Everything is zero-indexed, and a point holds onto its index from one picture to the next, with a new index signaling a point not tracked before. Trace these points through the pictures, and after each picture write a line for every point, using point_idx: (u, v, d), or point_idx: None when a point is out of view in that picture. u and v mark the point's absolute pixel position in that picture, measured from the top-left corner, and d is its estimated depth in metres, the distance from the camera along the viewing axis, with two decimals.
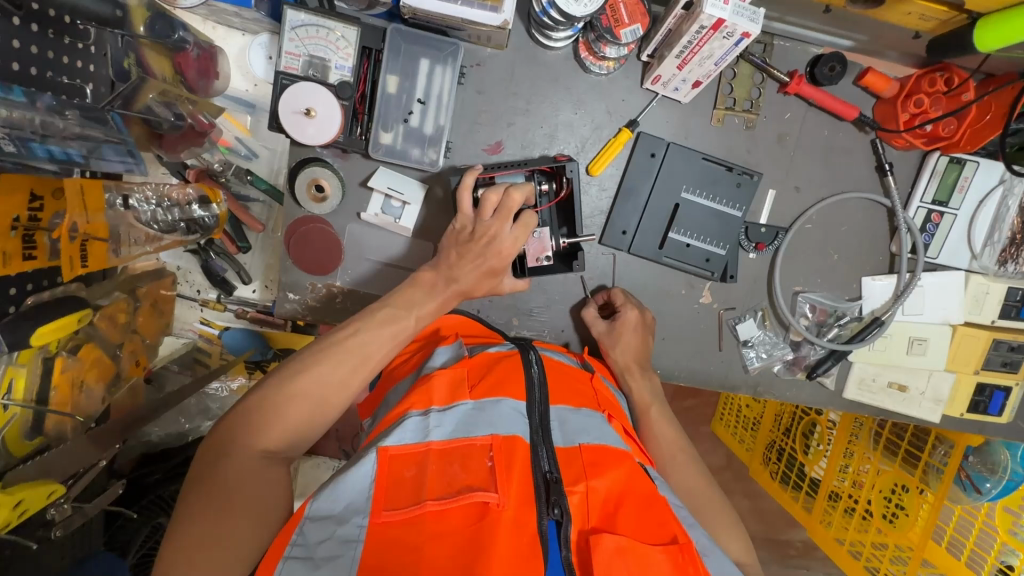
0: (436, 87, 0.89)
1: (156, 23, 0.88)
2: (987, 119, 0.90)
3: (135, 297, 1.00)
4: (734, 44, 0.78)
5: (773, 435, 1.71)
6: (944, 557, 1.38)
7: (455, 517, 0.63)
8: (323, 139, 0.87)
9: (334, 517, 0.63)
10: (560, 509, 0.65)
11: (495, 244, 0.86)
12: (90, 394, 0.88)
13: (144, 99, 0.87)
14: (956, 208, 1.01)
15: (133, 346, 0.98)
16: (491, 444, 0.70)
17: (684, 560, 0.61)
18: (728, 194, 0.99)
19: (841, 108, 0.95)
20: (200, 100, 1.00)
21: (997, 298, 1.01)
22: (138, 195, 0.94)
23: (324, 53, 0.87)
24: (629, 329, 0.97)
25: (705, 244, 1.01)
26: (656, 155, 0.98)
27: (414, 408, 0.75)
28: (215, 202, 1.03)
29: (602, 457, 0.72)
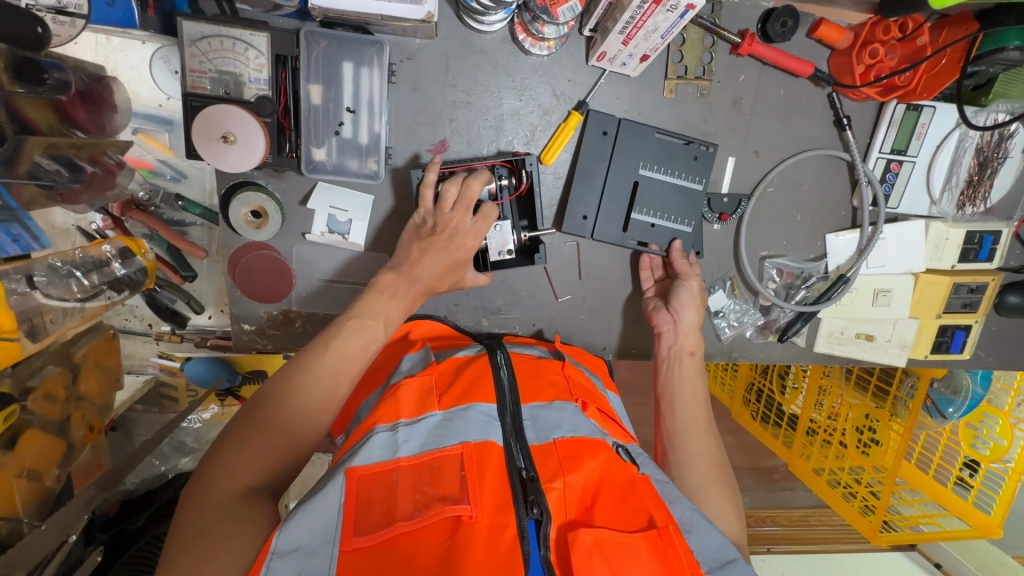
0: (365, 91, 0.82)
1: (22, 69, 0.73)
2: (943, 63, 0.87)
3: (72, 364, 0.91)
4: (680, 16, 0.73)
5: (752, 376, 1.78)
6: (917, 475, 1.50)
7: (430, 534, 0.60)
8: (250, 164, 0.80)
9: (303, 549, 0.58)
10: (538, 508, 0.63)
11: (457, 238, 0.83)
12: (46, 478, 0.84)
13: (30, 158, 0.76)
14: (914, 155, 0.99)
15: (83, 412, 0.93)
16: (461, 454, 0.68)
17: (663, 544, 0.61)
18: (687, 167, 0.96)
19: (797, 65, 0.90)
20: (98, 139, 0.90)
21: (956, 244, 1.02)
22: (49, 264, 0.84)
23: (234, 66, 0.78)
24: (694, 297, 0.96)
25: (671, 223, 0.98)
26: (608, 134, 0.93)
27: (381, 422, 0.73)
28: (138, 253, 0.93)
29: (578, 449, 0.71)
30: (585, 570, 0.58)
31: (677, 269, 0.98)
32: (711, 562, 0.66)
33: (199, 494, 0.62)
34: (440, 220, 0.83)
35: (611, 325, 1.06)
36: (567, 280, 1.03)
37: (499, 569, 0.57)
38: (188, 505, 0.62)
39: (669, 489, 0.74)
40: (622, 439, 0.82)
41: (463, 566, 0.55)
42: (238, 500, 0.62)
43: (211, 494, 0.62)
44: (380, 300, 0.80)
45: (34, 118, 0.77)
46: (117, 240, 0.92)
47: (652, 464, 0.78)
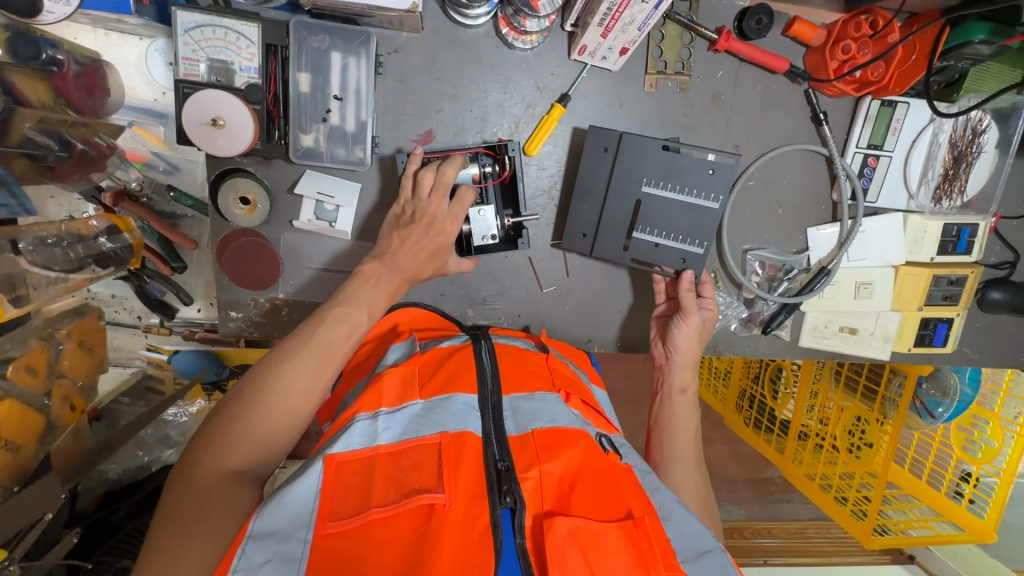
0: (352, 80, 0.84)
1: (18, 44, 0.78)
2: (913, 58, 0.90)
3: (56, 340, 0.92)
4: (655, 7, 0.76)
5: (744, 383, 1.77)
6: (910, 479, 1.49)
7: (403, 522, 0.57)
8: (239, 148, 0.82)
9: (277, 534, 0.55)
10: (512, 497, 0.59)
11: (436, 226, 0.84)
12: (23, 450, 0.84)
13: (20, 129, 0.79)
14: (890, 150, 1.02)
15: (66, 391, 0.93)
16: (440, 443, 0.65)
17: (639, 535, 0.58)
18: (699, 182, 0.93)
19: (771, 61, 0.94)
20: (91, 122, 0.93)
21: (935, 236, 1.04)
22: (30, 237, 0.87)
23: (225, 55, 0.81)
24: (694, 333, 0.97)
25: (678, 243, 0.96)
26: (609, 149, 0.93)
27: (362, 411, 0.70)
28: (125, 231, 0.99)
29: (555, 439, 0.67)
30: (559, 559, 0.55)
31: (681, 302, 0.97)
32: (688, 551, 0.63)
33: (184, 482, 0.61)
34: (419, 208, 0.85)
35: (597, 317, 1.07)
36: (552, 271, 1.04)
37: (470, 560, 0.53)
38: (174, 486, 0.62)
39: (650, 479, 0.73)
40: (605, 429, 0.79)
41: (433, 555, 0.53)
42: (223, 482, 0.62)
43: (197, 481, 0.62)
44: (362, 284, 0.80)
45: (27, 94, 0.80)
46: (104, 218, 0.97)
47: (634, 456, 0.77)
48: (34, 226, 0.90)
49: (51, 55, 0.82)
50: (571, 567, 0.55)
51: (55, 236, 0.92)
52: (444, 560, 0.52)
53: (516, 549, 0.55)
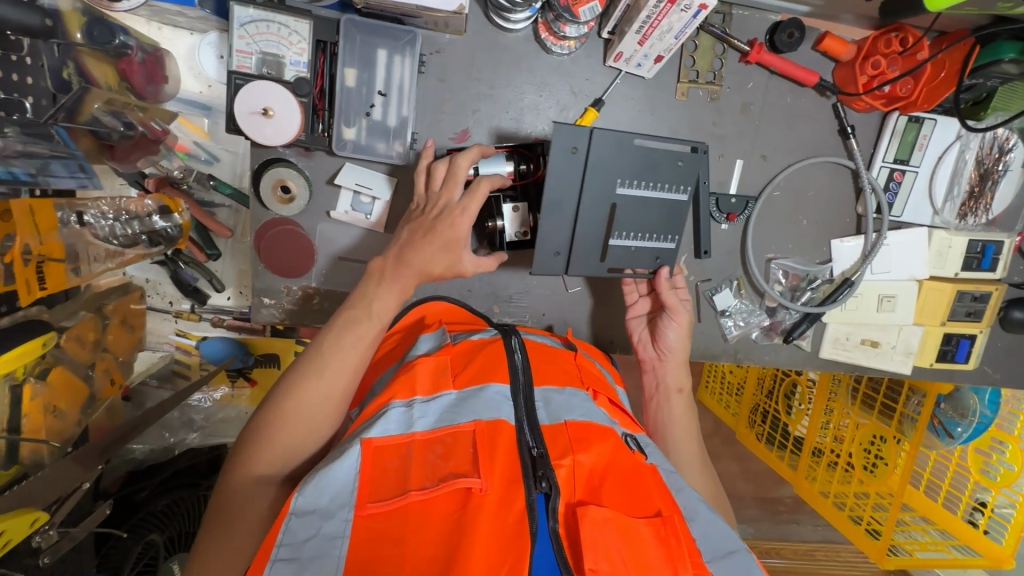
0: (396, 77, 0.88)
1: (94, 30, 0.82)
2: (942, 76, 0.92)
3: (103, 314, 0.95)
4: (693, 16, 0.78)
5: (757, 399, 1.74)
6: (925, 502, 1.45)
7: (440, 505, 0.59)
8: (283, 138, 0.85)
9: (319, 512, 0.59)
10: (547, 483, 0.60)
11: (445, 217, 0.81)
12: (67, 418, 0.85)
13: (89, 109, 0.82)
14: (916, 165, 1.03)
15: (106, 364, 0.96)
16: (474, 431, 0.66)
17: (667, 532, 0.59)
18: (671, 176, 0.89)
19: (802, 74, 0.96)
20: (148, 106, 0.96)
21: (959, 252, 1.05)
22: (92, 211, 0.94)
23: (277, 49, 0.84)
24: (683, 329, 0.98)
25: (653, 241, 0.93)
26: (579, 149, 0.85)
27: (397, 398, 0.71)
28: (176, 211, 1.01)
29: (587, 433, 0.68)
30: (592, 546, 0.56)
31: (665, 300, 0.97)
32: (713, 551, 0.63)
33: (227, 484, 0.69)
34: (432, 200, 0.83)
35: (619, 319, 1.09)
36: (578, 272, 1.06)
37: (505, 547, 0.55)
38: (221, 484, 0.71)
39: (676, 479, 0.73)
40: (629, 428, 0.79)
41: (470, 539, 0.54)
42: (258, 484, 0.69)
43: (236, 483, 0.69)
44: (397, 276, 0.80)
45: (96, 74, 0.83)
46: (159, 197, 0.99)
47: (659, 454, 0.77)
48: (92, 201, 0.94)
49: (123, 41, 0.86)
50: (605, 555, 0.56)
51: (110, 213, 0.96)
52: (481, 544, 0.54)
53: (550, 535, 0.56)
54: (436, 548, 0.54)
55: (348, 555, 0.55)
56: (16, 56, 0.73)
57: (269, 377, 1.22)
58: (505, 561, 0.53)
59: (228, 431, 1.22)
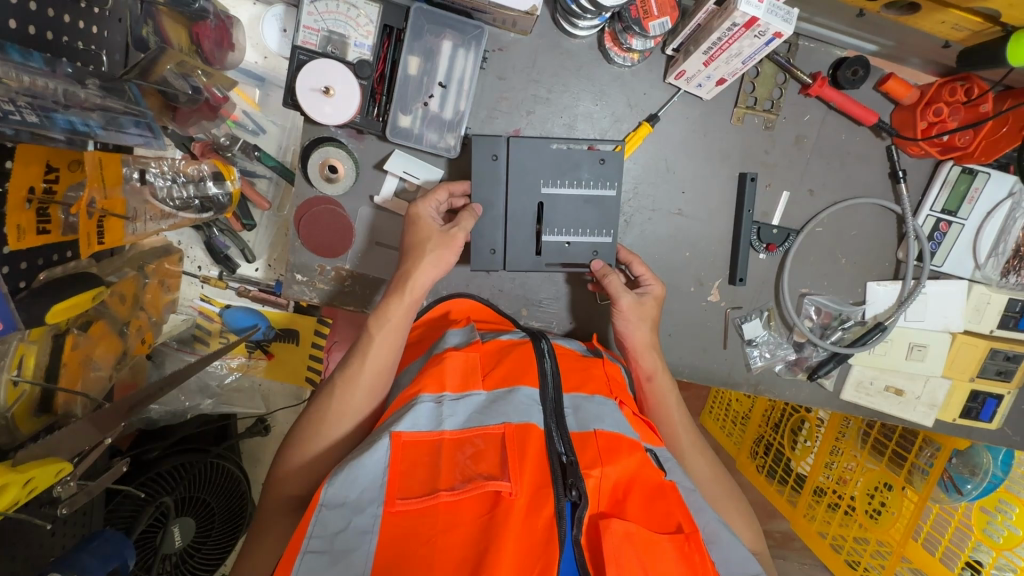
0: (458, 70, 0.88)
1: None
2: (1004, 131, 0.91)
3: (144, 274, 0.96)
4: (765, 43, 0.78)
5: (761, 430, 1.69)
6: (922, 555, 1.37)
7: (468, 508, 0.59)
8: (341, 118, 0.85)
9: (349, 506, 0.60)
10: (577, 491, 0.60)
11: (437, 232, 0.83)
12: (98, 371, 0.85)
13: (161, 70, 0.81)
14: (964, 218, 1.02)
15: (140, 323, 0.95)
16: (502, 433, 0.65)
17: (691, 550, 0.58)
18: (592, 173, 0.91)
19: (861, 113, 0.95)
20: (212, 71, 0.92)
21: (997, 309, 1.04)
22: (154, 168, 0.90)
23: (343, 29, 0.84)
24: (633, 315, 0.90)
25: (587, 236, 0.93)
26: (497, 156, 0.88)
27: (426, 392, 0.70)
28: (229, 179, 0.99)
29: (616, 444, 0.67)
30: (615, 559, 0.56)
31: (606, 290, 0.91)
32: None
33: (293, 439, 0.77)
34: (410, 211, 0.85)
35: None
36: None
37: (532, 555, 0.55)
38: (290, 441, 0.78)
39: (695, 498, 0.70)
40: (650, 441, 0.76)
41: (498, 548, 0.54)
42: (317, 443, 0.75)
43: (298, 440, 0.76)
44: (426, 247, 0.82)
45: (171, 36, 0.87)
46: (212, 162, 0.97)
47: (679, 472, 0.74)
48: (153, 158, 0.90)
49: (204, 7, 0.84)
50: (629, 565, 0.56)
51: (169, 173, 0.92)
52: (509, 550, 0.55)
53: (573, 544, 0.57)
54: (464, 552, 0.56)
55: (375, 553, 0.56)
56: (97, 8, 0.75)
57: (287, 352, 1.23)
58: (532, 568, 0.55)
59: (240, 402, 1.24)
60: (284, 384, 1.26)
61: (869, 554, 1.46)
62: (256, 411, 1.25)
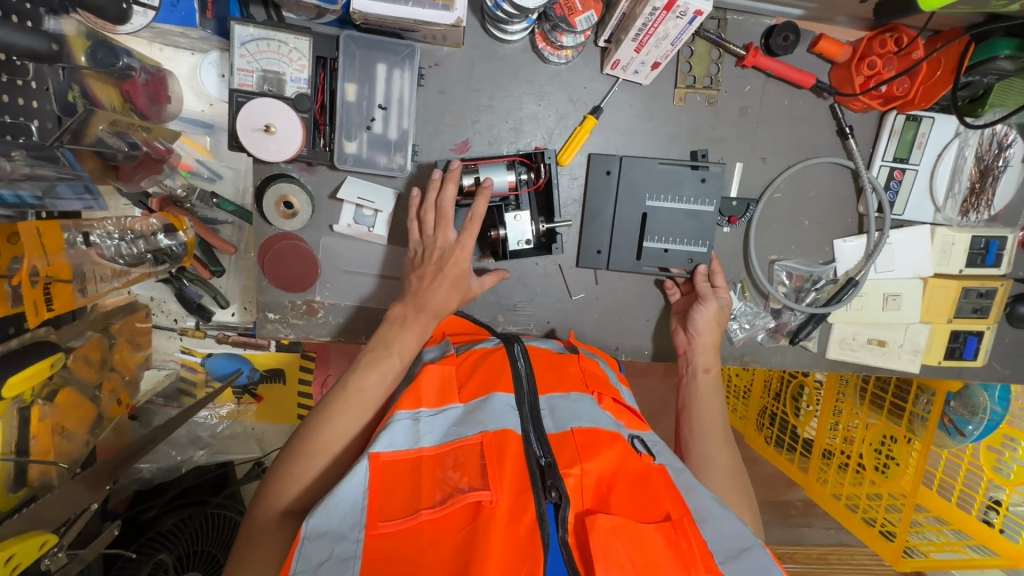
0: (396, 91, 0.88)
1: (98, 52, 0.82)
2: (937, 75, 0.92)
3: (110, 334, 0.96)
4: (688, 23, 0.79)
5: (765, 401, 1.72)
6: (938, 502, 1.39)
7: (450, 522, 0.57)
8: (286, 154, 0.85)
9: (331, 534, 0.58)
10: (557, 492, 0.59)
11: (447, 257, 0.84)
12: (74, 439, 0.85)
13: (95, 131, 0.82)
14: (916, 163, 1.03)
15: (113, 384, 0.96)
16: (481, 443, 0.64)
17: (678, 537, 0.58)
18: (693, 190, 0.99)
19: (799, 76, 0.96)
20: (152, 126, 0.97)
21: (963, 248, 1.05)
22: (99, 231, 0.90)
23: (278, 66, 0.85)
24: (712, 318, 0.98)
25: (683, 246, 1.01)
26: (611, 172, 0.99)
27: (402, 409, 0.69)
28: (181, 229, 1.00)
29: (594, 439, 0.66)
30: (603, 555, 0.55)
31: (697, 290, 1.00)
32: (727, 552, 0.61)
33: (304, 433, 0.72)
34: (430, 244, 0.86)
35: (624, 325, 1.07)
36: (582, 279, 1.05)
37: (518, 557, 0.54)
38: (299, 436, 0.73)
39: (686, 478, 0.70)
40: (636, 428, 0.76)
41: (483, 553, 0.53)
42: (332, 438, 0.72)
43: (312, 434, 0.72)
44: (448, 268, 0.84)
45: (101, 97, 0.83)
46: (164, 216, 0.97)
47: (669, 453, 0.74)
48: (97, 221, 0.91)
49: (127, 63, 0.88)
50: (618, 561, 0.55)
51: (116, 233, 0.92)
52: (493, 558, 0.53)
53: (560, 546, 0.56)
54: (449, 565, 0.54)
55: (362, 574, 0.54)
56: (20, 80, 0.71)
57: (274, 392, 1.25)
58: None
59: (236, 448, 1.25)
60: (277, 425, 1.27)
61: (884, 509, 1.44)
62: (253, 455, 1.26)
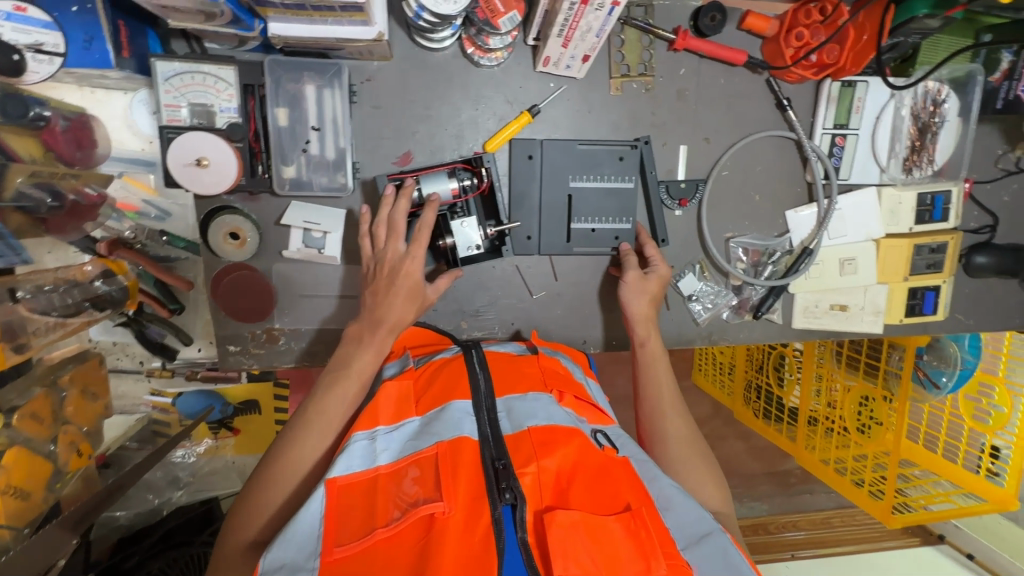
0: (329, 111, 0.88)
1: (7, 105, 0.80)
2: (865, 39, 0.93)
3: (59, 387, 0.92)
4: (608, 14, 0.79)
5: (750, 374, 1.69)
6: (926, 456, 1.42)
7: (406, 537, 0.57)
8: (223, 185, 0.85)
9: (289, 566, 0.56)
10: (512, 493, 0.59)
11: (399, 271, 0.83)
12: (33, 496, 0.81)
13: (13, 184, 0.80)
14: (856, 128, 1.04)
15: (72, 435, 0.91)
16: (435, 454, 0.64)
17: (637, 526, 0.58)
18: (613, 169, 1.00)
19: (729, 54, 0.97)
20: (80, 172, 0.94)
21: (911, 206, 1.07)
22: (26, 286, 0.86)
23: (206, 98, 0.84)
24: (636, 289, 0.96)
25: (608, 224, 1.02)
26: (533, 157, 0.99)
27: (359, 430, 0.69)
28: (120, 274, 0.97)
29: (551, 435, 0.67)
30: (561, 552, 0.54)
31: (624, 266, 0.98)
32: (688, 537, 0.62)
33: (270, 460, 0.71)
34: (380, 258, 0.84)
35: (589, 318, 1.08)
36: (540, 276, 1.05)
37: (473, 563, 0.54)
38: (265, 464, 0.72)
39: (650, 468, 0.70)
40: (600, 422, 0.77)
41: (437, 563, 0.52)
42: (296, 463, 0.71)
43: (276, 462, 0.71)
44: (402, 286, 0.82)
45: (16, 148, 0.82)
46: (99, 262, 0.95)
47: (633, 444, 0.75)
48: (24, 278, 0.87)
49: (38, 113, 0.85)
50: (576, 557, 0.55)
51: (49, 285, 0.90)
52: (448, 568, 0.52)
53: (520, 548, 0.56)
54: None
55: None
56: None
57: (250, 423, 1.24)
58: None
59: (217, 483, 1.24)
60: (257, 456, 1.26)
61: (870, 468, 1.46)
62: (236, 489, 1.25)
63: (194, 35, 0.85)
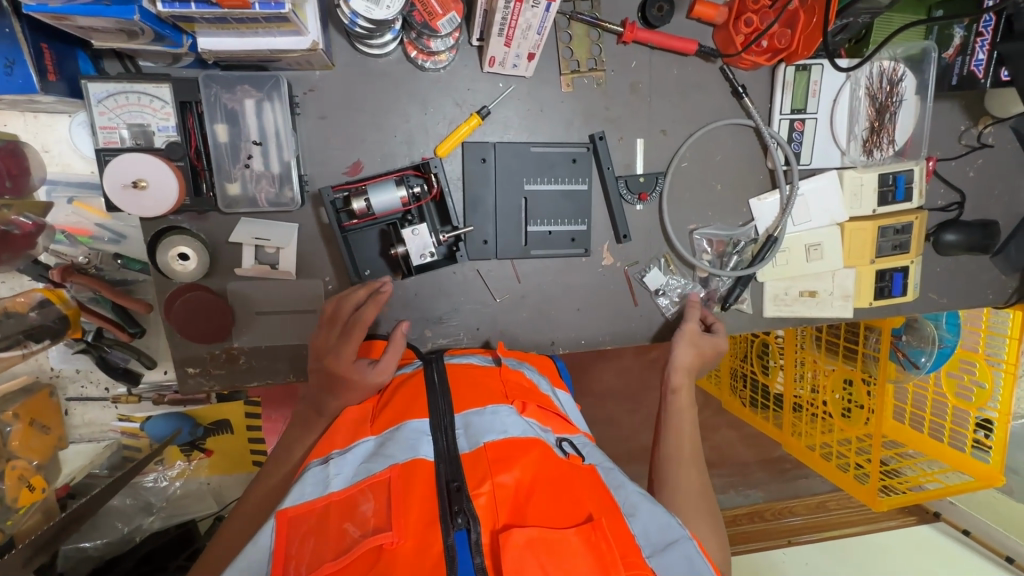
0: (270, 124, 0.86)
1: None
2: (814, 22, 0.91)
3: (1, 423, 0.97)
4: (546, 11, 0.78)
5: (735, 364, 1.70)
6: (912, 435, 1.40)
7: (356, 569, 0.55)
8: (165, 207, 0.83)
9: None
10: (464, 517, 0.59)
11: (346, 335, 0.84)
12: None
13: None
14: (814, 112, 1.03)
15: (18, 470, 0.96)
16: (389, 478, 0.63)
17: (597, 538, 0.57)
18: (567, 172, 1.00)
19: (680, 44, 0.96)
20: (15, 202, 0.93)
21: (872, 188, 1.05)
22: None
23: (142, 118, 0.83)
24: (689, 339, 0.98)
25: (564, 226, 1.02)
26: (486, 159, 0.97)
27: (314, 459, 0.68)
28: (59, 302, 0.97)
29: (508, 451, 0.65)
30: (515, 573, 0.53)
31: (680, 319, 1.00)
32: (654, 545, 0.60)
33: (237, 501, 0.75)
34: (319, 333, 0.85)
35: (555, 319, 1.06)
36: (502, 280, 1.03)
37: None
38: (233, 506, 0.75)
39: (614, 475, 0.69)
40: (562, 429, 0.75)
41: None
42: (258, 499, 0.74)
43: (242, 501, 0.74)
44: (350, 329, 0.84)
45: None
46: (35, 293, 0.96)
47: (597, 452, 0.74)
48: None
49: None
50: None
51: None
52: None
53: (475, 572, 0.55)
54: None
55: None
56: None
57: (223, 443, 1.22)
58: None
59: (191, 506, 1.22)
60: (232, 476, 1.25)
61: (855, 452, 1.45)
62: (212, 510, 1.23)
63: (127, 54, 0.84)
